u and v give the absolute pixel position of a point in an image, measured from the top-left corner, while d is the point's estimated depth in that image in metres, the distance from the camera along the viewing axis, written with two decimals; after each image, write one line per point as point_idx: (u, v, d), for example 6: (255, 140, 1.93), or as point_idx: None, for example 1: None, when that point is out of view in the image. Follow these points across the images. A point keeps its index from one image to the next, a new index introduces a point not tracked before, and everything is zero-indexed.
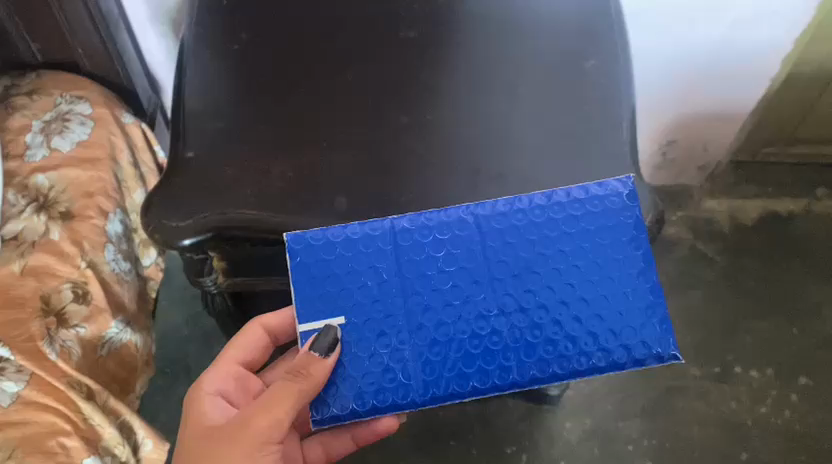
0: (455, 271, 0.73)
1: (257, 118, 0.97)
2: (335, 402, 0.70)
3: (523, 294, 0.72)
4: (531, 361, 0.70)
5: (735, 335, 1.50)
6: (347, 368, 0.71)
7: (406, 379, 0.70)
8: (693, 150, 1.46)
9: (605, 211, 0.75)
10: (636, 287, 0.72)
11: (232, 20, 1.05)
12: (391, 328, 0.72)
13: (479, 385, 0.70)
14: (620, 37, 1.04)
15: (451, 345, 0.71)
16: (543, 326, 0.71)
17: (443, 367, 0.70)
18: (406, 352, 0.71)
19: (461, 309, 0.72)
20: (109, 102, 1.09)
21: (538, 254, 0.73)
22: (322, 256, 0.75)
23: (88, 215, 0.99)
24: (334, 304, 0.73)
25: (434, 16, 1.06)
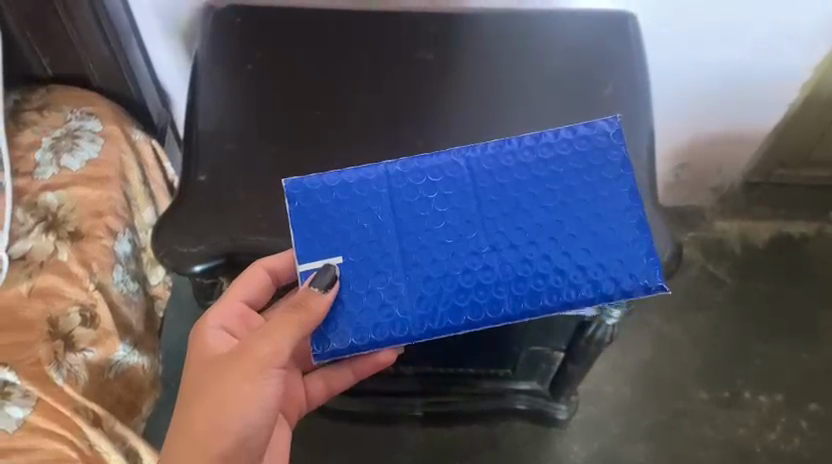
0: (448, 211, 0.72)
1: (271, 140, 0.95)
2: (335, 337, 0.70)
3: (514, 231, 0.71)
4: (523, 295, 0.69)
5: (746, 360, 1.48)
6: (345, 305, 0.70)
7: (402, 315, 0.70)
8: (706, 172, 1.45)
9: (592, 150, 0.73)
10: (624, 223, 0.71)
11: (246, 38, 1.04)
12: (385, 266, 0.71)
13: (472, 319, 0.69)
14: (637, 67, 1.04)
15: (445, 281, 0.70)
16: (535, 261, 0.70)
17: (437, 302, 0.70)
18: (401, 288, 0.70)
19: (455, 246, 0.71)
20: (120, 119, 1.07)
21: (529, 193, 0.72)
22: (318, 200, 0.73)
23: (98, 235, 0.97)
24: (331, 245, 0.72)
25: (451, 38, 1.05)
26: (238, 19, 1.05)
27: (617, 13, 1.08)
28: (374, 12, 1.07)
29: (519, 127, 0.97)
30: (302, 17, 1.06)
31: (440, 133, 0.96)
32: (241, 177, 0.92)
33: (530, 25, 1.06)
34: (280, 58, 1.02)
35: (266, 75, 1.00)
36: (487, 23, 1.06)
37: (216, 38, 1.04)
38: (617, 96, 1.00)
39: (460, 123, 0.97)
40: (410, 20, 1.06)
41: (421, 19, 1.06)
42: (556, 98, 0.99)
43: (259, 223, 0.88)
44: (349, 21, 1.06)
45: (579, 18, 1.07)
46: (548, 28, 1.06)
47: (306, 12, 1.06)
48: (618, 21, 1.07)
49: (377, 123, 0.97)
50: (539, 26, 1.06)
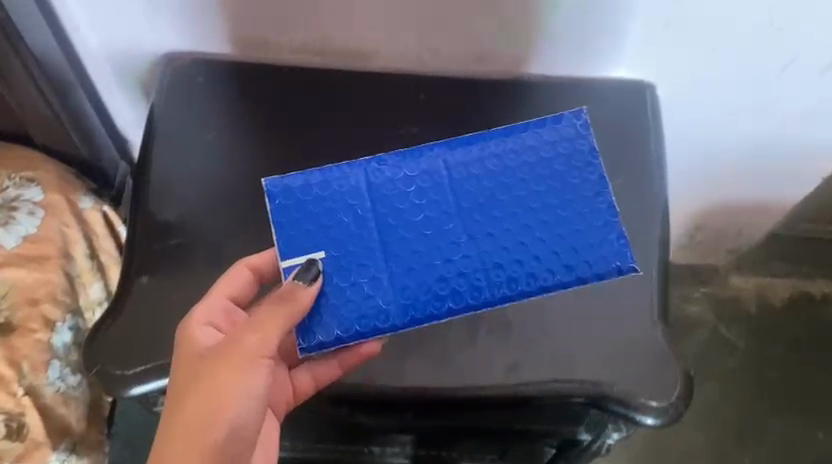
0: (426, 201, 0.66)
1: (227, 233, 0.83)
2: (320, 328, 0.63)
3: (490, 222, 0.66)
4: (500, 282, 0.64)
5: (754, 437, 1.38)
6: (329, 298, 0.63)
7: (384, 305, 0.63)
8: (724, 235, 1.32)
9: (561, 138, 0.68)
10: (592, 207, 0.66)
11: (208, 101, 0.91)
12: (368, 258, 0.64)
13: (455, 306, 0.63)
14: (655, 152, 0.91)
15: (428, 272, 0.64)
16: (510, 247, 0.65)
17: (419, 292, 0.63)
18: (381, 279, 0.64)
19: (437, 232, 0.65)
20: (66, 183, 0.95)
21: (503, 184, 0.67)
22: (299, 197, 0.66)
23: (31, 328, 0.86)
24: (315, 239, 0.65)
25: (443, 109, 0.91)
26: (200, 77, 0.92)
27: (635, 85, 0.94)
28: (356, 72, 0.93)
29: None
30: (272, 76, 0.92)
31: None
32: (190, 279, 0.81)
33: (535, 97, 0.92)
34: (244, 127, 0.89)
35: (228, 149, 0.88)
36: (485, 93, 0.92)
37: (173, 100, 0.91)
38: (628, 188, 0.88)
39: None
40: (395, 84, 0.93)
41: (409, 84, 0.93)
42: None
43: None
44: (326, 83, 0.92)
45: (590, 89, 0.94)
46: (555, 101, 0.92)
47: (277, 69, 0.93)
48: (634, 97, 0.93)
49: None
50: (545, 98, 0.92)
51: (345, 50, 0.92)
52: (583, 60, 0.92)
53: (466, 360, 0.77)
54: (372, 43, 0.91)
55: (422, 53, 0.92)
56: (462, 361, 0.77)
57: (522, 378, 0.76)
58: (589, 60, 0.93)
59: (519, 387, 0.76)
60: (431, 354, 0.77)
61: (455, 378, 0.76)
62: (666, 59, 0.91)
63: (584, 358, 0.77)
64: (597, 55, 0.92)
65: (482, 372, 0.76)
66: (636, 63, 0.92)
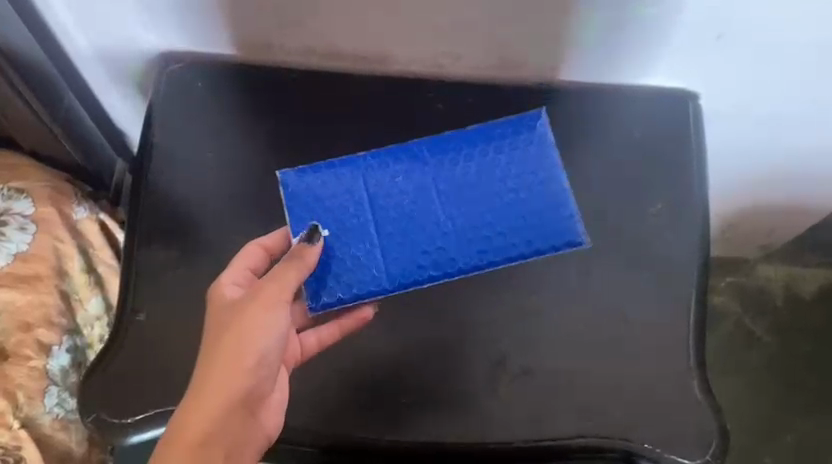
0: (411, 183, 0.75)
1: (231, 264, 0.77)
2: (326, 290, 0.70)
3: (464, 205, 0.74)
4: (472, 253, 0.72)
5: (776, 436, 1.33)
6: (334, 266, 0.71)
7: (378, 272, 0.71)
8: (757, 233, 1.25)
9: (522, 127, 0.77)
10: (549, 187, 0.75)
11: (210, 111, 0.84)
12: (364, 235, 0.72)
13: (435, 273, 0.72)
14: (697, 175, 0.83)
15: (412, 246, 0.72)
16: (479, 225, 0.73)
17: (406, 259, 0.72)
18: (373, 249, 0.72)
19: (420, 208, 0.74)
20: (58, 192, 0.88)
21: (476, 173, 0.75)
22: (308, 178, 0.75)
23: (25, 355, 0.82)
24: (321, 218, 0.72)
25: (466, 124, 0.83)
26: (199, 83, 0.84)
27: (677, 97, 0.85)
28: (370, 78, 0.85)
29: (543, 262, 0.77)
30: (279, 83, 0.84)
31: None
32: (192, 317, 0.75)
33: (567, 113, 0.84)
34: (249, 143, 0.82)
35: (231, 168, 0.81)
36: (512, 105, 0.84)
37: (171, 110, 0.84)
38: (666, 217, 0.80)
39: None
40: (413, 93, 0.84)
41: (428, 93, 0.84)
42: (591, 224, 0.79)
43: None
44: (337, 92, 0.84)
45: (628, 102, 0.85)
46: (588, 119, 0.84)
47: (284, 75, 0.84)
48: (675, 112, 0.85)
49: None
50: (577, 117, 0.84)
51: (359, 55, 0.84)
52: (622, 69, 0.83)
53: (486, 413, 0.72)
54: (389, 50, 0.82)
55: (444, 60, 0.83)
56: (483, 414, 0.72)
57: (546, 434, 0.71)
58: (628, 70, 0.83)
59: (544, 441, 0.71)
60: (450, 405, 0.72)
61: (475, 432, 0.71)
62: (716, 70, 0.82)
63: (611, 410, 0.73)
64: (638, 63, 0.82)
65: (504, 425, 0.71)
66: (681, 73, 0.83)
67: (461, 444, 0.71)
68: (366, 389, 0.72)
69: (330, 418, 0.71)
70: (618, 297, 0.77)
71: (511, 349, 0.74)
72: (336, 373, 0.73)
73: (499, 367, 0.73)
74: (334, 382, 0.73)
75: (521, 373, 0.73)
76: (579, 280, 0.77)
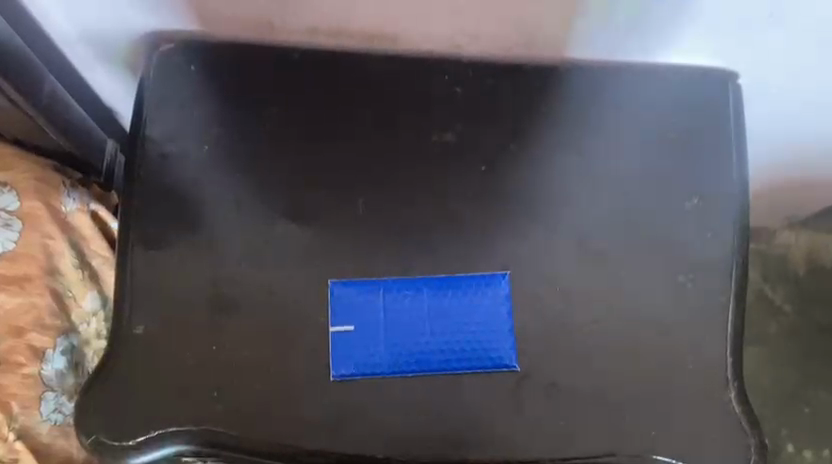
0: (416, 276, 0.71)
1: (233, 270, 0.71)
2: (338, 354, 0.69)
3: (454, 296, 0.70)
4: (461, 359, 0.69)
5: None
6: (339, 335, 0.69)
7: (374, 359, 0.68)
8: (789, 203, 1.18)
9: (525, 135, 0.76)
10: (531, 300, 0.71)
11: (205, 95, 0.75)
12: (365, 312, 0.70)
13: (429, 369, 0.68)
14: (737, 166, 0.76)
15: (408, 335, 0.69)
16: (467, 336, 0.69)
17: (403, 352, 0.69)
18: (390, 342, 0.69)
19: (429, 324, 0.70)
20: (45, 183, 0.82)
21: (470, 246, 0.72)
22: (322, 258, 0.71)
23: (18, 362, 0.77)
24: (335, 289, 0.70)
25: (487, 109, 0.76)
26: (193, 67, 0.76)
27: (715, 77, 0.78)
28: (381, 58, 0.77)
29: (569, 267, 0.72)
30: (280, 65, 0.76)
31: (461, 270, 0.72)
32: (192, 328, 0.69)
33: (593, 98, 0.77)
34: (249, 133, 0.74)
35: (230, 161, 0.74)
36: (536, 89, 0.77)
37: (164, 97, 0.75)
38: (703, 214, 0.74)
39: (485, 258, 0.72)
40: (428, 75, 0.77)
41: (444, 75, 0.77)
42: (620, 224, 0.74)
43: (213, 405, 0.67)
44: (345, 74, 0.77)
45: (664, 84, 0.77)
46: (617, 103, 0.77)
47: (286, 56, 0.77)
48: (713, 94, 0.77)
49: (375, 249, 0.72)
50: (606, 100, 0.77)
51: (368, 33, 0.76)
52: (654, 50, 0.76)
53: (508, 431, 0.67)
54: (401, 28, 0.75)
55: (461, 39, 0.76)
56: (506, 432, 0.67)
57: (573, 452, 0.67)
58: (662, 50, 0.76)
59: (572, 460, 0.67)
60: (471, 423, 0.67)
61: (498, 452, 0.67)
62: (757, 50, 0.75)
63: (643, 427, 0.67)
64: (672, 43, 0.75)
65: (529, 444, 0.67)
66: (722, 51, 0.75)
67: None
68: (380, 406, 0.68)
69: (342, 437, 0.67)
70: (652, 304, 0.71)
71: (537, 361, 0.69)
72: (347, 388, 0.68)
73: (523, 381, 0.69)
74: (346, 400, 0.68)
75: (546, 387, 0.69)
76: (607, 286, 0.72)
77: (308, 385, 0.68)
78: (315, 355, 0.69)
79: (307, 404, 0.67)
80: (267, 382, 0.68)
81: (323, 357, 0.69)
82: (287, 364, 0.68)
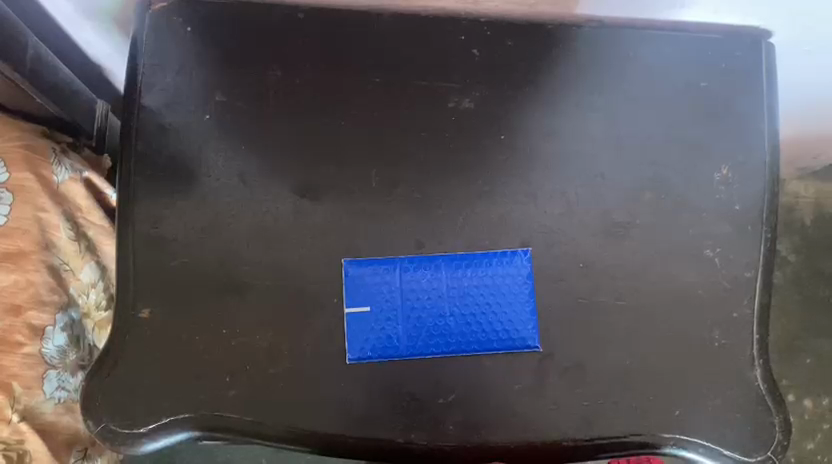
0: (437, 252, 0.68)
1: (241, 248, 0.67)
2: (355, 336, 0.66)
3: (475, 272, 0.68)
4: (483, 339, 0.66)
5: (794, 356, 1.28)
6: (358, 316, 0.66)
7: (395, 340, 0.66)
8: (799, 156, 1.15)
9: (548, 105, 0.71)
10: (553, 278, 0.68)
11: (204, 60, 0.70)
12: (384, 291, 0.67)
13: (452, 351, 0.66)
14: (768, 132, 0.72)
15: (429, 315, 0.66)
16: (488, 315, 0.67)
17: (424, 333, 0.66)
18: (408, 323, 0.66)
19: (451, 304, 0.67)
20: (33, 152, 0.77)
21: (489, 221, 0.69)
22: (338, 233, 0.68)
23: (17, 342, 0.74)
24: (353, 267, 0.67)
25: (505, 72, 0.71)
26: (188, 28, 0.70)
27: (747, 36, 0.73)
28: (391, 18, 0.72)
29: (593, 242, 0.69)
30: (283, 26, 0.71)
31: (480, 245, 0.69)
32: (201, 311, 0.66)
33: (618, 59, 0.72)
34: (253, 101, 0.70)
35: (233, 132, 0.69)
36: (558, 49, 0.72)
37: (161, 63, 0.70)
38: (732, 184, 0.71)
39: (505, 233, 0.69)
40: (442, 37, 0.72)
41: (459, 37, 0.72)
42: (646, 195, 0.70)
43: (225, 390, 0.64)
44: (353, 35, 0.71)
45: (694, 44, 0.73)
46: (644, 65, 0.72)
47: (289, 16, 0.71)
48: (744, 54, 0.73)
49: (389, 224, 0.69)
50: (632, 62, 0.72)
51: None
52: (685, 8, 0.71)
53: (531, 412, 0.66)
54: None
55: None
56: (529, 414, 0.65)
57: (596, 433, 0.65)
58: (693, 9, 0.71)
59: (597, 441, 0.65)
60: (493, 405, 0.66)
61: (521, 434, 0.65)
62: (794, 10, 0.70)
63: (669, 406, 0.66)
64: (705, 2, 0.70)
65: (552, 425, 0.65)
66: (756, 11, 0.71)
67: (505, 448, 0.65)
68: (399, 389, 0.65)
69: (361, 422, 0.64)
70: (678, 280, 0.69)
71: (560, 340, 0.67)
72: (364, 372, 0.65)
73: (546, 362, 0.66)
74: (364, 384, 0.65)
75: (570, 367, 0.66)
76: (632, 261, 0.69)
77: (324, 369, 0.65)
78: (330, 338, 0.66)
79: (323, 387, 0.65)
80: (281, 366, 0.65)
81: (339, 340, 0.66)
82: (301, 348, 0.66)
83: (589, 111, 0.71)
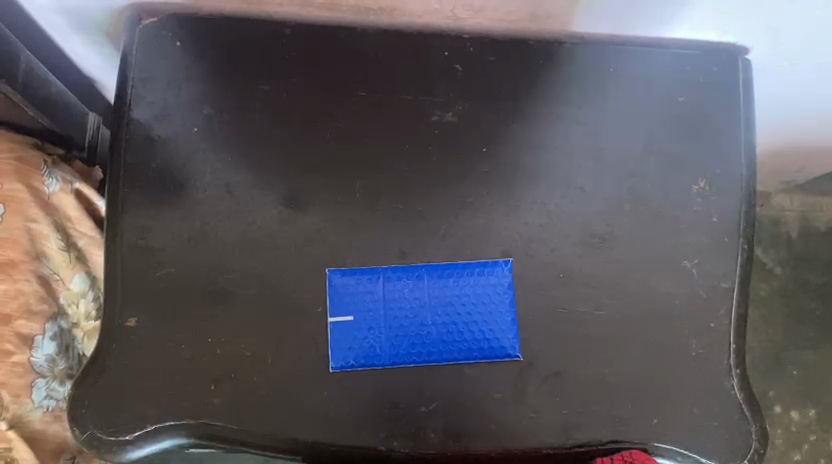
0: (420, 262, 0.69)
1: (228, 258, 0.69)
2: (340, 345, 0.67)
3: (457, 282, 0.69)
4: (465, 348, 0.67)
5: (780, 368, 1.29)
6: (343, 325, 0.67)
7: (379, 348, 0.67)
8: (782, 169, 1.17)
9: (530, 119, 0.73)
10: (533, 288, 0.69)
11: (192, 74, 0.72)
12: (368, 301, 0.68)
13: (435, 359, 0.67)
14: (745, 145, 0.74)
15: (412, 324, 0.68)
16: (470, 324, 0.68)
17: (408, 342, 0.67)
18: (391, 332, 0.67)
19: (433, 312, 0.68)
20: (25, 164, 0.78)
21: (471, 232, 0.70)
22: (324, 244, 0.69)
23: (5, 350, 0.75)
24: (338, 277, 0.68)
25: (488, 86, 0.73)
26: (178, 43, 0.72)
27: (725, 52, 0.75)
28: (377, 34, 0.74)
29: (573, 253, 0.71)
30: (271, 41, 0.73)
31: (462, 256, 0.70)
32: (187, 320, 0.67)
33: (600, 73, 0.74)
34: (241, 114, 0.71)
35: (221, 145, 0.71)
36: (539, 64, 0.74)
37: (151, 76, 0.71)
38: (709, 196, 0.73)
39: (487, 244, 0.70)
40: (427, 52, 0.73)
41: (443, 52, 0.73)
42: (626, 206, 0.72)
43: (210, 399, 0.65)
44: (339, 51, 0.73)
45: (674, 59, 0.75)
46: (625, 79, 0.74)
47: (277, 31, 0.73)
48: (722, 69, 0.75)
49: (374, 235, 0.70)
50: (613, 76, 0.74)
51: (363, 6, 0.72)
52: (664, 24, 0.73)
53: (512, 420, 0.67)
54: (400, 2, 0.71)
55: (462, 11, 0.72)
56: (510, 422, 0.66)
57: (575, 440, 0.66)
58: (672, 25, 0.73)
59: (576, 449, 0.66)
60: (474, 413, 0.67)
61: (501, 442, 0.66)
62: (770, 25, 0.72)
63: (647, 415, 0.67)
64: (683, 18, 0.71)
65: (532, 433, 0.66)
66: (733, 28, 0.73)
67: (485, 455, 0.66)
68: (382, 397, 0.66)
69: (344, 429, 0.65)
70: (657, 291, 0.70)
71: (540, 349, 0.68)
72: (348, 381, 0.66)
73: (526, 370, 0.68)
74: (347, 391, 0.66)
75: (550, 375, 0.68)
76: (612, 272, 0.70)
77: (308, 377, 0.66)
78: (314, 346, 0.67)
79: (307, 395, 0.66)
80: (266, 374, 0.66)
81: (323, 348, 0.67)
82: (286, 356, 0.67)
83: (571, 124, 0.73)
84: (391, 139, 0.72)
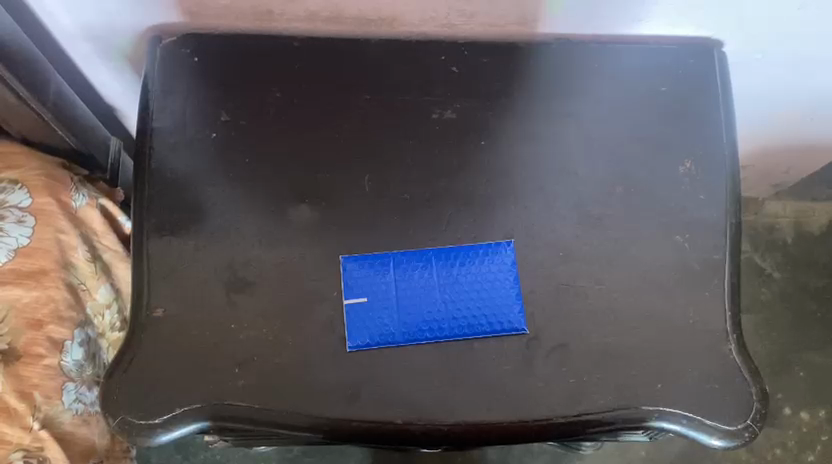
0: (427, 248, 0.74)
1: (247, 251, 0.73)
2: (356, 326, 0.71)
3: (463, 264, 0.73)
4: (472, 325, 0.71)
5: (787, 369, 1.31)
6: (358, 306, 0.71)
7: (393, 327, 0.71)
8: (771, 171, 1.22)
9: (525, 112, 0.78)
10: (534, 267, 0.74)
11: (210, 86, 0.78)
12: (382, 284, 0.72)
13: (446, 336, 0.71)
14: (725, 129, 0.79)
15: (424, 304, 0.72)
16: (476, 303, 0.72)
17: (419, 321, 0.71)
18: (402, 312, 0.71)
19: (442, 293, 0.72)
20: (54, 180, 0.84)
21: (474, 217, 0.75)
22: (337, 235, 0.74)
23: (38, 354, 0.78)
24: (352, 264, 0.73)
25: (483, 86, 0.79)
26: (196, 58, 0.78)
27: (700, 47, 0.81)
28: (378, 43, 0.80)
29: (572, 233, 0.75)
30: (281, 54, 0.79)
31: (467, 239, 0.74)
32: (210, 309, 0.71)
33: (585, 70, 0.80)
34: (256, 120, 0.77)
35: (238, 148, 0.76)
36: (529, 65, 0.80)
37: (172, 89, 0.77)
38: (695, 176, 0.77)
39: (490, 228, 0.75)
40: (425, 57, 0.80)
41: (440, 57, 0.80)
42: (618, 189, 0.77)
43: (235, 381, 0.69)
44: (344, 60, 0.79)
45: (653, 55, 0.81)
46: (609, 75, 0.80)
47: (286, 45, 0.79)
48: (698, 62, 0.81)
49: (383, 224, 0.74)
50: (597, 72, 0.80)
51: (364, 18, 0.79)
52: (641, 23, 0.79)
53: (523, 390, 0.70)
54: (399, 12, 0.77)
55: (456, 18, 0.78)
56: (521, 392, 0.69)
57: (583, 407, 0.69)
58: (648, 23, 0.79)
59: (586, 415, 0.69)
60: (486, 386, 0.70)
61: (513, 412, 0.69)
62: (739, 19, 0.77)
63: (651, 381, 0.70)
64: (659, 17, 0.78)
65: (542, 402, 0.69)
66: (706, 25, 0.79)
67: (498, 424, 0.68)
68: (397, 374, 0.70)
69: (363, 405, 0.68)
70: (652, 265, 0.74)
71: (545, 323, 0.72)
72: (364, 359, 0.70)
73: (533, 343, 0.71)
74: (364, 369, 0.70)
75: (556, 347, 0.71)
76: (610, 249, 0.75)
77: (325, 358, 0.70)
78: (332, 329, 0.71)
79: (326, 374, 0.69)
80: (286, 356, 0.70)
81: (340, 329, 0.71)
82: (304, 339, 0.70)
83: (562, 117, 0.78)
84: (395, 137, 0.77)
